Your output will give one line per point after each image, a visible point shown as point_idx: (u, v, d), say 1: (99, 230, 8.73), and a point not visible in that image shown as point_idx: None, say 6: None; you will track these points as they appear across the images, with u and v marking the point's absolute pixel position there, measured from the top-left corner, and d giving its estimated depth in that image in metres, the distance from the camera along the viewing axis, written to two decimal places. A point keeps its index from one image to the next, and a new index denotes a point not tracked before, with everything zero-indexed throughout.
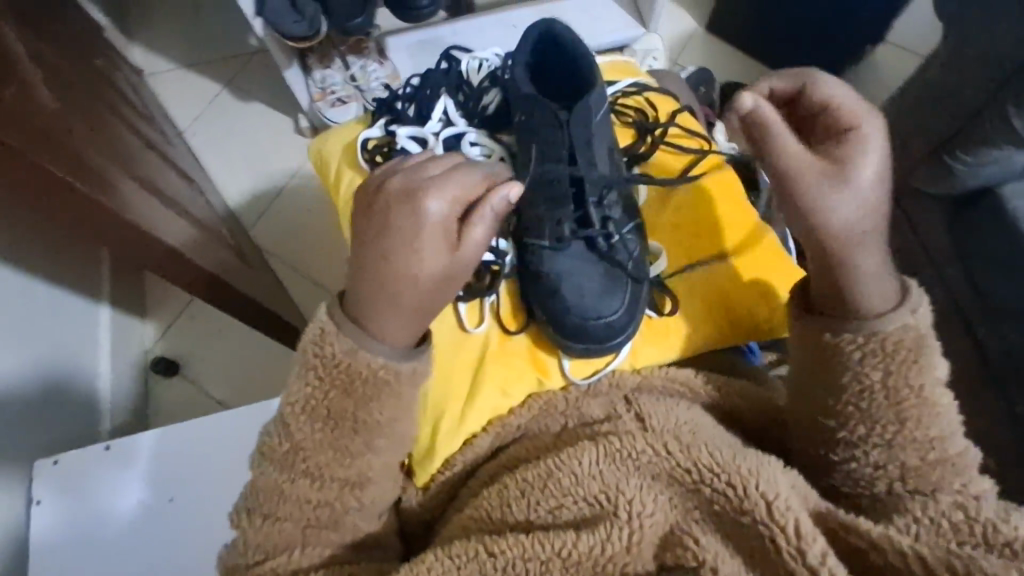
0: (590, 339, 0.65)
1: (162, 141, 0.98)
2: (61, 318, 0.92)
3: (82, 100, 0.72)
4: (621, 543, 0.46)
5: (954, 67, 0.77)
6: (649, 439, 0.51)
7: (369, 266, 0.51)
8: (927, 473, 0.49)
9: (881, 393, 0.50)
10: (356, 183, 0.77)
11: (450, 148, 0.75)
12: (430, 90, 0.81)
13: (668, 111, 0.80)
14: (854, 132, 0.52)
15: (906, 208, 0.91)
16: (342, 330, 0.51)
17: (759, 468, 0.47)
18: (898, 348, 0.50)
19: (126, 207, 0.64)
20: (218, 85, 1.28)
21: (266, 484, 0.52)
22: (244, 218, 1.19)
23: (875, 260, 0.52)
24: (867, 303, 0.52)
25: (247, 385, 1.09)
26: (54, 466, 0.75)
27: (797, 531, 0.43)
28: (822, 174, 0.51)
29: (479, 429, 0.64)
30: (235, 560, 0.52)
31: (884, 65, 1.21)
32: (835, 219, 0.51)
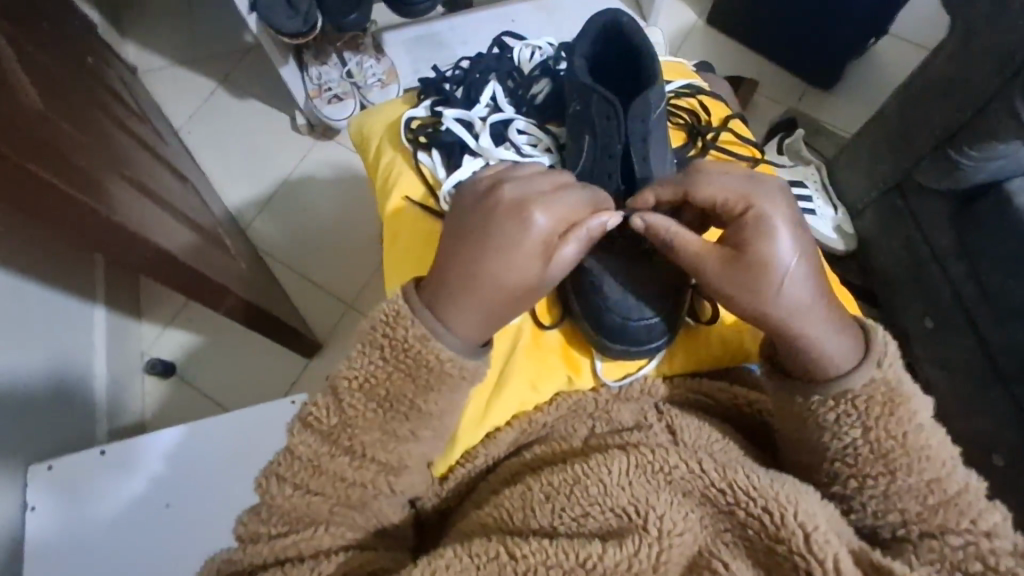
0: (630, 340, 0.64)
1: (156, 140, 0.96)
2: (53, 319, 0.91)
3: (73, 101, 0.70)
4: (648, 560, 0.45)
5: (961, 60, 0.76)
6: (682, 455, 0.51)
7: (461, 265, 0.53)
8: (930, 518, 0.48)
9: (866, 447, 0.50)
10: (395, 163, 0.76)
11: (496, 134, 0.75)
12: (479, 74, 0.80)
13: (720, 116, 0.80)
14: (750, 215, 0.53)
15: (910, 203, 0.90)
16: (418, 313, 0.52)
17: (796, 497, 0.47)
18: (871, 405, 0.50)
19: (115, 209, 0.62)
20: (213, 83, 1.26)
21: (305, 452, 0.51)
22: (242, 216, 1.17)
23: (829, 321, 0.51)
24: (835, 364, 0.51)
25: (244, 387, 1.07)
26: (49, 471, 0.73)
27: (836, 568, 0.44)
28: (725, 265, 0.53)
29: (502, 424, 0.63)
30: (256, 526, 0.51)
31: (887, 59, 1.21)
32: (765, 298, 0.52)
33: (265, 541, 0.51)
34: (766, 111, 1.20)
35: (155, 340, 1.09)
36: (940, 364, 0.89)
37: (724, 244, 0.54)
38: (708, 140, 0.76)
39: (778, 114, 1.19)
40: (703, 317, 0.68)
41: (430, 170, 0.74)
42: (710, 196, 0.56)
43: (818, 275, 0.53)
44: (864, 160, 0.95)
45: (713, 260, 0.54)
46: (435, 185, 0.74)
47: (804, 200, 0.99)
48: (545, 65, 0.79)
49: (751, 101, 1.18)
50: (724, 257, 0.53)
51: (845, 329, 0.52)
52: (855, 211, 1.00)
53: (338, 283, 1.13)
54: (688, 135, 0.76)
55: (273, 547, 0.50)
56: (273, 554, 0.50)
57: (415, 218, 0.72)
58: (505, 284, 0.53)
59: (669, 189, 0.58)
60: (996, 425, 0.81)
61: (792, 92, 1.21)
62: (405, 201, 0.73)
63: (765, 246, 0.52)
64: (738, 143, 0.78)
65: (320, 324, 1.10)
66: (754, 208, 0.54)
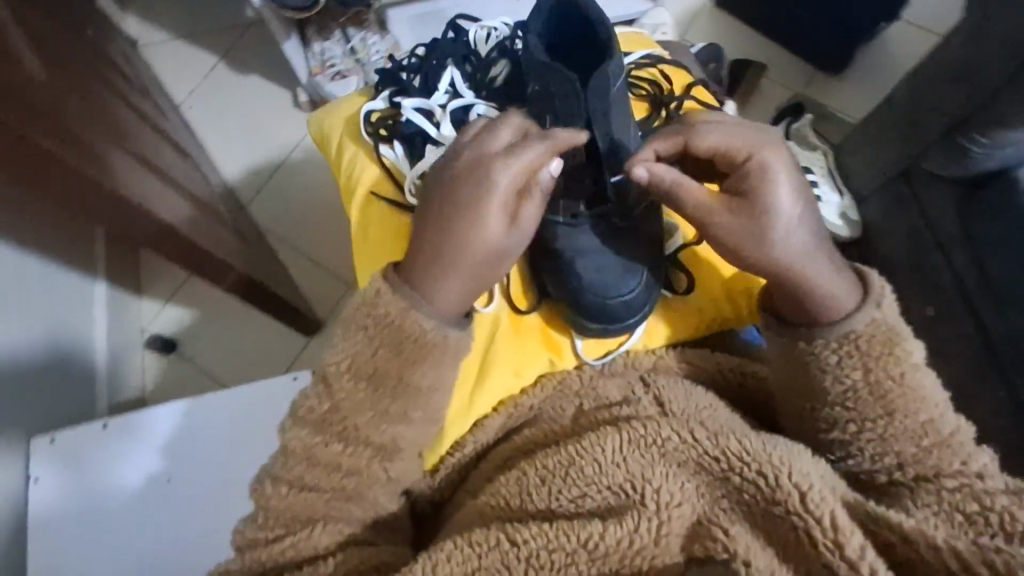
0: (611, 318, 0.63)
1: (156, 114, 0.95)
2: (53, 293, 0.90)
3: (74, 71, 0.69)
4: (649, 535, 0.46)
5: (976, 42, 0.75)
6: (674, 426, 0.50)
7: (430, 234, 0.55)
8: (925, 458, 0.50)
9: (865, 390, 0.52)
10: (358, 159, 0.74)
11: (457, 120, 0.73)
12: (435, 60, 0.77)
13: (683, 84, 0.79)
14: (752, 163, 0.54)
15: (916, 189, 0.89)
16: (399, 288, 0.54)
17: (790, 458, 0.47)
18: (872, 345, 0.52)
19: (117, 181, 0.62)
20: (215, 58, 1.25)
21: (297, 446, 0.52)
22: (240, 194, 1.16)
23: (826, 264, 0.54)
24: (834, 306, 0.54)
25: (244, 364, 1.07)
26: (51, 444, 0.74)
27: (833, 524, 0.44)
28: (731, 216, 0.54)
29: (489, 411, 0.63)
30: (254, 532, 0.51)
31: (897, 45, 1.19)
32: (770, 246, 0.53)
33: (264, 545, 0.51)
34: (773, 97, 1.19)
35: (155, 316, 1.09)
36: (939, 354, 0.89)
37: (729, 194, 0.55)
38: (672, 110, 0.75)
39: (785, 99, 1.18)
40: (678, 287, 0.68)
41: (393, 162, 0.73)
42: (713, 144, 0.56)
43: (815, 221, 0.55)
44: (870, 147, 0.95)
45: (720, 211, 0.55)
46: (401, 178, 0.72)
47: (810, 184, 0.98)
48: (502, 44, 0.77)
49: (758, 86, 1.17)
50: (727, 206, 0.55)
51: (841, 270, 0.55)
52: (861, 197, 1.00)
53: (337, 262, 1.13)
54: (650, 106, 0.76)
55: (272, 551, 0.50)
56: (274, 557, 0.50)
57: (384, 213, 0.71)
58: (480, 245, 0.54)
59: (673, 140, 0.58)
60: (993, 414, 0.81)
61: (799, 77, 1.20)
62: (372, 197, 0.72)
63: (768, 195, 0.53)
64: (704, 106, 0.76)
65: (320, 304, 1.10)
66: (758, 156, 0.54)
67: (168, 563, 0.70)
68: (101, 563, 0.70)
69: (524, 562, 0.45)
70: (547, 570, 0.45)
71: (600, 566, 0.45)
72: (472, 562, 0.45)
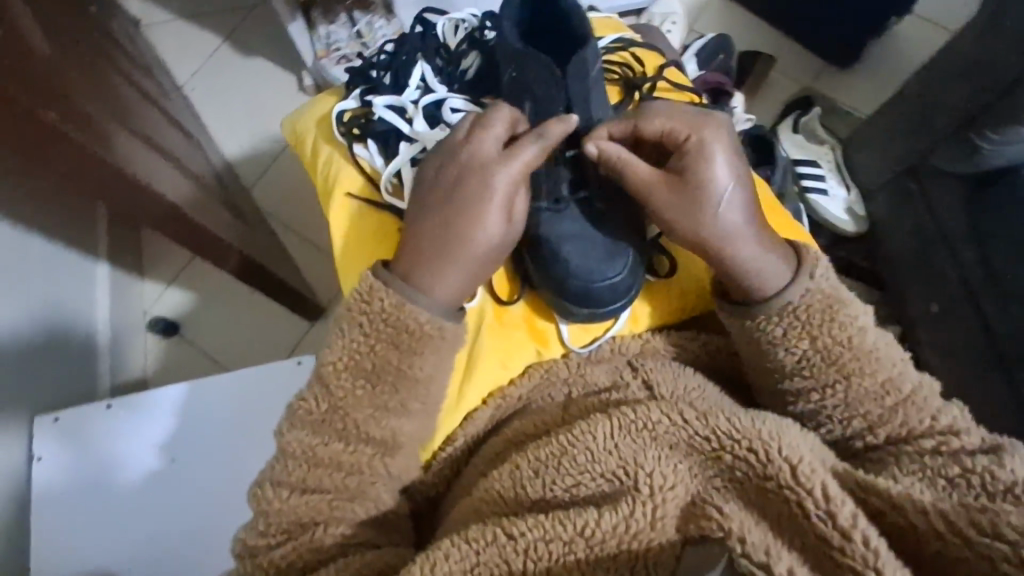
0: (595, 304, 0.62)
1: (159, 93, 0.94)
2: (54, 272, 0.90)
3: (77, 46, 0.68)
4: (644, 518, 0.45)
5: (992, 34, 0.74)
6: (664, 409, 0.51)
7: (430, 229, 0.56)
8: (892, 417, 0.51)
9: (819, 357, 0.53)
10: (333, 160, 0.73)
11: (429, 116, 0.71)
12: (406, 56, 0.76)
13: (654, 65, 0.78)
14: (692, 145, 0.57)
15: (924, 184, 0.89)
16: (392, 284, 0.54)
17: (779, 432, 0.48)
18: (812, 313, 0.54)
19: (121, 159, 0.61)
20: (219, 39, 1.23)
21: (298, 448, 0.53)
22: (244, 176, 1.16)
23: (763, 244, 0.55)
24: (764, 284, 0.55)
25: (245, 349, 1.07)
26: (55, 423, 0.74)
27: (825, 495, 0.44)
28: (666, 191, 0.56)
29: (479, 403, 0.62)
30: (254, 540, 0.51)
31: (907, 39, 1.18)
32: (702, 222, 0.55)
33: (265, 552, 0.51)
34: (780, 90, 1.18)
35: (157, 298, 1.09)
36: (943, 353, 0.89)
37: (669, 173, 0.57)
38: (645, 91, 0.73)
39: (793, 92, 1.17)
40: (661, 270, 0.66)
41: (367, 161, 0.71)
42: (660, 126, 0.59)
43: (755, 204, 0.57)
44: (878, 143, 0.94)
45: (658, 186, 0.56)
46: (375, 176, 0.71)
47: (815, 178, 1.00)
48: (471, 36, 0.75)
49: (766, 79, 1.16)
50: (665, 182, 0.56)
51: (779, 252, 0.55)
52: (867, 193, 1.00)
53: None
54: (623, 91, 0.74)
55: (272, 558, 0.50)
56: (274, 564, 0.50)
57: (360, 213, 0.70)
58: (480, 244, 0.56)
59: (623, 124, 0.61)
60: (995, 413, 0.81)
61: (808, 69, 1.19)
62: (347, 198, 0.71)
63: (703, 171, 0.55)
64: (675, 88, 0.74)
65: (322, 289, 1.09)
66: (699, 134, 0.57)
67: (169, 543, 0.70)
68: (102, 542, 0.70)
69: (522, 554, 0.45)
70: (545, 562, 0.44)
71: (599, 553, 0.45)
72: (470, 559, 0.45)
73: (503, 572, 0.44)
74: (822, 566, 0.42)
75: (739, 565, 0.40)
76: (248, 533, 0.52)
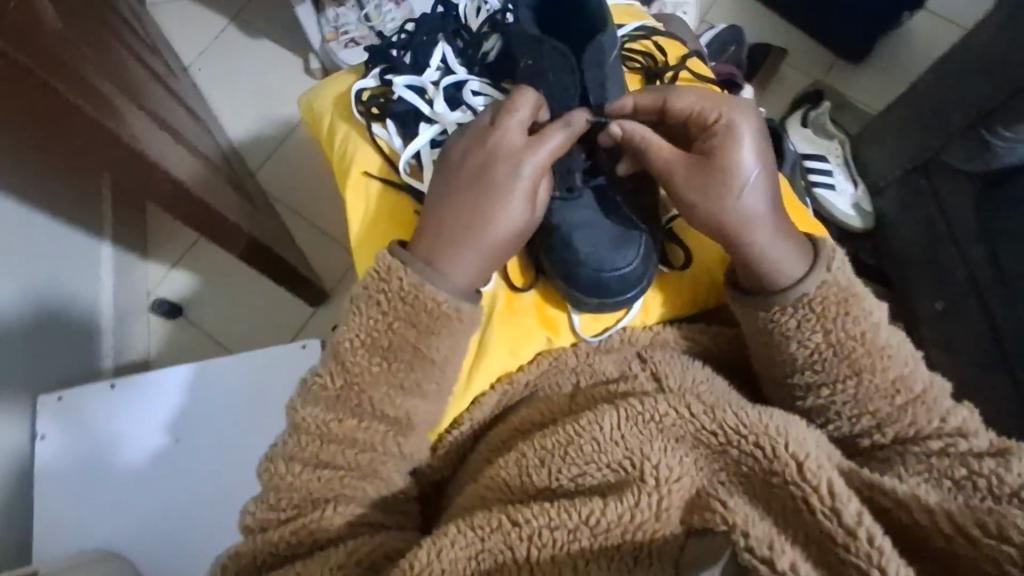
0: (606, 293, 0.61)
1: (166, 73, 0.93)
2: (60, 251, 0.90)
3: (87, 23, 0.68)
4: (650, 509, 0.45)
5: (1010, 29, 0.72)
6: (672, 402, 0.50)
7: (454, 211, 0.56)
8: (901, 416, 0.51)
9: (831, 352, 0.52)
10: (349, 138, 0.72)
11: (450, 98, 0.70)
12: (425, 36, 0.74)
13: (677, 55, 0.76)
14: (719, 130, 0.56)
15: (934, 182, 0.88)
16: (410, 262, 0.54)
17: (786, 428, 0.48)
18: (827, 306, 0.52)
19: (131, 137, 0.61)
20: (224, 20, 1.22)
21: (312, 423, 0.53)
22: (250, 159, 1.15)
23: (779, 232, 0.54)
24: (782, 273, 0.54)
25: (250, 332, 1.07)
26: (58, 401, 0.74)
27: (831, 491, 0.44)
28: (688, 174, 0.56)
29: (486, 389, 0.62)
30: (265, 515, 0.52)
31: (920, 35, 1.17)
32: (725, 204, 0.54)
33: (276, 527, 0.51)
34: (790, 83, 1.17)
35: (161, 279, 1.09)
36: (948, 351, 0.89)
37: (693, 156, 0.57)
38: (666, 81, 0.73)
39: (804, 86, 1.16)
40: (676, 262, 0.66)
41: (385, 141, 0.70)
42: (689, 105, 0.59)
43: (776, 192, 0.56)
44: (891, 138, 0.93)
45: (680, 169, 0.56)
46: (393, 156, 0.70)
47: (824, 173, 0.99)
48: (493, 18, 0.73)
49: (776, 72, 1.16)
50: (688, 164, 0.56)
51: (796, 242, 0.55)
52: (876, 188, 0.99)
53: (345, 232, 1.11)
54: (644, 80, 0.73)
55: (284, 535, 0.50)
56: (286, 541, 0.50)
57: (377, 193, 0.69)
58: (504, 231, 0.56)
59: (652, 97, 0.60)
60: (999, 411, 0.81)
61: (819, 63, 1.18)
62: (364, 177, 0.70)
63: (728, 155, 0.55)
64: (698, 79, 0.73)
65: (327, 274, 1.09)
66: (726, 116, 0.57)
67: (170, 524, 0.71)
68: (102, 521, 0.70)
69: (527, 539, 0.45)
70: (550, 549, 0.44)
71: (603, 543, 0.44)
72: (474, 546, 0.45)
73: (507, 560, 0.44)
74: (826, 558, 0.43)
75: (742, 559, 0.42)
76: (258, 508, 0.52)
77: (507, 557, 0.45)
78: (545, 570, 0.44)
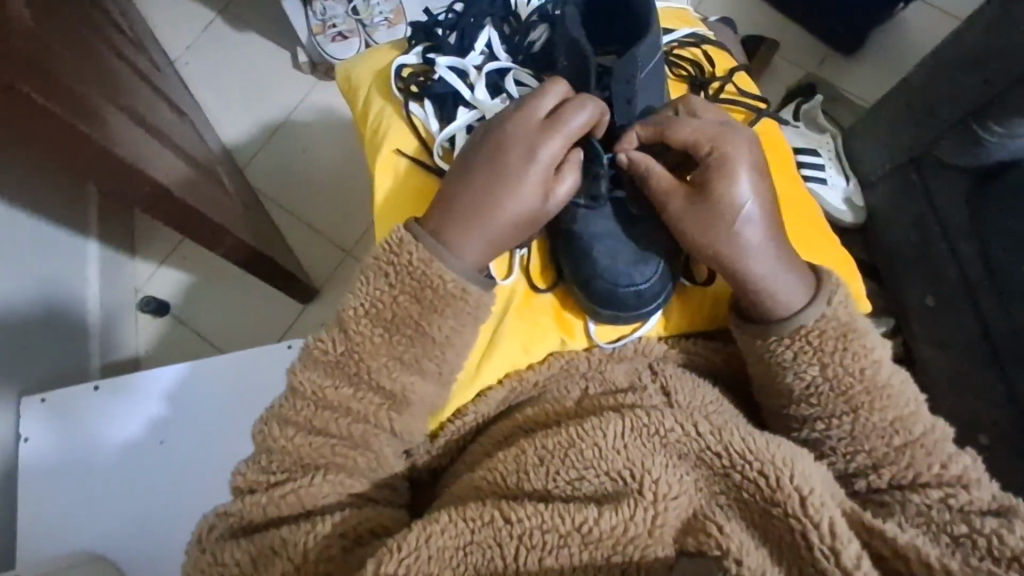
0: (618, 306, 0.59)
1: (152, 69, 0.92)
2: (45, 251, 0.89)
3: (66, 22, 0.67)
4: (643, 524, 0.43)
5: (1002, 28, 0.72)
6: (678, 417, 0.48)
7: (466, 194, 0.55)
8: (898, 458, 0.50)
9: (827, 386, 0.52)
10: (385, 114, 0.70)
11: (491, 84, 0.68)
12: (473, 17, 0.71)
13: (725, 67, 0.74)
14: (719, 159, 0.55)
15: (925, 177, 0.88)
16: (422, 240, 0.53)
17: (793, 458, 0.45)
18: (825, 339, 0.52)
19: (110, 140, 0.60)
20: (213, 12, 1.21)
21: (309, 389, 0.52)
22: (238, 155, 1.14)
23: (779, 260, 0.53)
24: (784, 303, 0.53)
25: (238, 330, 1.06)
26: (42, 404, 0.74)
27: (831, 530, 0.41)
28: (686, 203, 0.55)
29: (494, 382, 0.59)
30: (256, 475, 0.51)
31: (917, 26, 1.16)
32: (722, 236, 0.54)
33: (265, 490, 0.50)
34: (784, 75, 1.16)
35: (149, 277, 1.08)
36: (939, 344, 0.88)
37: (693, 185, 0.56)
38: (710, 92, 0.71)
39: (799, 79, 1.15)
40: (698, 277, 0.63)
41: (422, 123, 0.68)
42: (686, 137, 0.57)
43: (778, 223, 0.55)
44: (884, 132, 0.93)
45: (677, 198, 0.56)
46: (429, 140, 0.68)
47: (815, 168, 0.98)
48: (543, 8, 0.70)
49: (770, 63, 1.15)
50: (686, 195, 0.55)
51: (798, 270, 0.54)
52: (868, 182, 0.98)
53: (336, 230, 1.10)
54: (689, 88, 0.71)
55: (272, 497, 0.49)
56: (274, 503, 0.49)
57: (406, 172, 0.67)
58: (513, 217, 0.55)
59: (651, 127, 0.58)
60: (988, 404, 0.81)
61: (814, 55, 1.17)
62: (395, 154, 0.68)
63: (723, 188, 0.54)
64: (742, 94, 0.72)
65: (317, 270, 1.08)
66: (724, 151, 0.55)
67: (151, 529, 0.70)
68: (83, 523, 0.70)
69: (518, 540, 0.43)
70: (539, 551, 0.43)
71: (593, 553, 0.43)
72: (464, 537, 0.44)
73: (495, 556, 0.43)
74: None
75: None
76: (249, 469, 0.52)
77: (496, 557, 0.43)
78: (530, 570, 0.43)
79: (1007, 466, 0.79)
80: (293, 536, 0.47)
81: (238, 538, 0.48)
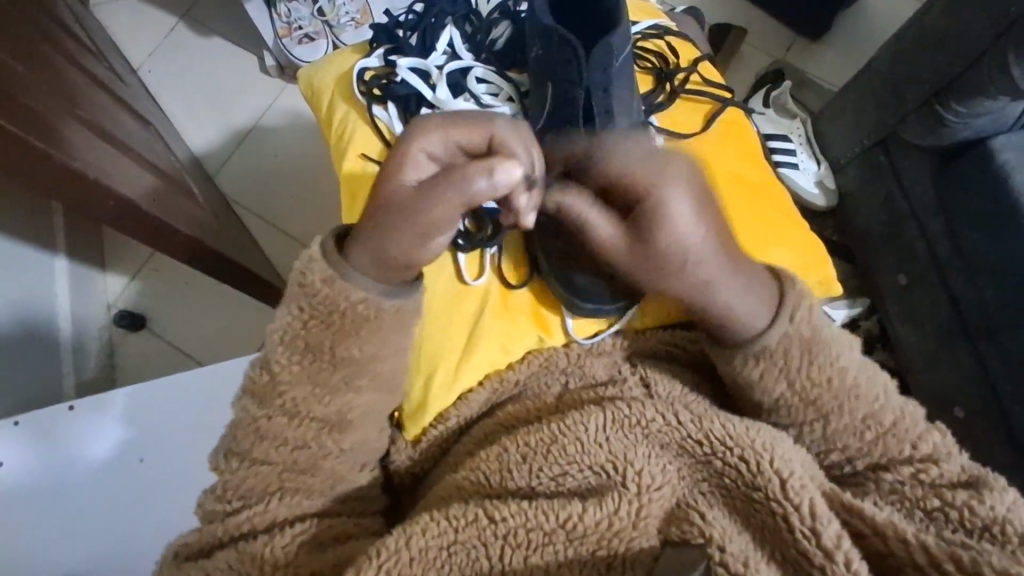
0: (601, 295, 0.59)
1: (112, 78, 0.90)
2: (9, 270, 0.87)
3: (20, 34, 0.65)
4: (627, 517, 0.43)
5: (960, 10, 0.73)
6: (658, 408, 0.49)
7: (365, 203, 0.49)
8: (871, 450, 0.50)
9: (796, 398, 0.51)
10: (349, 118, 0.69)
11: (453, 84, 0.68)
12: (434, 18, 0.71)
13: (689, 58, 0.75)
14: (650, 204, 0.44)
15: (893, 158, 0.89)
16: (328, 255, 0.48)
17: (773, 444, 0.46)
18: (789, 357, 0.50)
19: (71, 155, 0.59)
20: (175, 18, 1.18)
21: (246, 419, 0.50)
22: (206, 163, 1.12)
23: (737, 282, 0.49)
24: (743, 323, 0.50)
25: (215, 341, 1.04)
26: (14, 427, 0.71)
27: (811, 511, 0.42)
28: (630, 253, 0.48)
29: (473, 385, 0.59)
30: (212, 505, 0.50)
31: (878, 10, 1.18)
32: (673, 283, 0.49)
33: (221, 519, 0.50)
34: (752, 62, 1.17)
35: (120, 292, 1.06)
36: (910, 322, 0.90)
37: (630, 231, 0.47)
38: (676, 84, 0.71)
39: (766, 65, 1.16)
40: None
41: (386, 125, 0.68)
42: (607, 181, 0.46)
43: (723, 235, 0.48)
44: (852, 115, 0.94)
45: (621, 247, 0.48)
46: (393, 141, 0.67)
47: (787, 153, 0.99)
48: (504, 5, 0.71)
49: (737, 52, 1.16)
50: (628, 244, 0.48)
51: (757, 288, 0.50)
52: (838, 165, 0.99)
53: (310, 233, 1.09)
54: (654, 80, 0.72)
55: (227, 527, 0.49)
56: (227, 532, 0.49)
57: (372, 176, 0.66)
58: (388, 223, 0.46)
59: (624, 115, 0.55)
60: (961, 378, 0.83)
61: (780, 42, 1.18)
62: (362, 159, 0.67)
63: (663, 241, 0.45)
64: (707, 84, 0.73)
65: None
66: (648, 198, 0.44)
67: (136, 545, 0.69)
68: (67, 542, 0.68)
69: (502, 539, 0.43)
70: (523, 548, 0.43)
71: (579, 547, 0.43)
72: (449, 536, 0.44)
73: (480, 556, 0.43)
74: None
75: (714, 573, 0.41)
76: (208, 498, 0.51)
77: (481, 557, 0.43)
78: (515, 569, 0.43)
79: (980, 437, 0.81)
80: (250, 548, 0.47)
81: (209, 557, 0.48)
